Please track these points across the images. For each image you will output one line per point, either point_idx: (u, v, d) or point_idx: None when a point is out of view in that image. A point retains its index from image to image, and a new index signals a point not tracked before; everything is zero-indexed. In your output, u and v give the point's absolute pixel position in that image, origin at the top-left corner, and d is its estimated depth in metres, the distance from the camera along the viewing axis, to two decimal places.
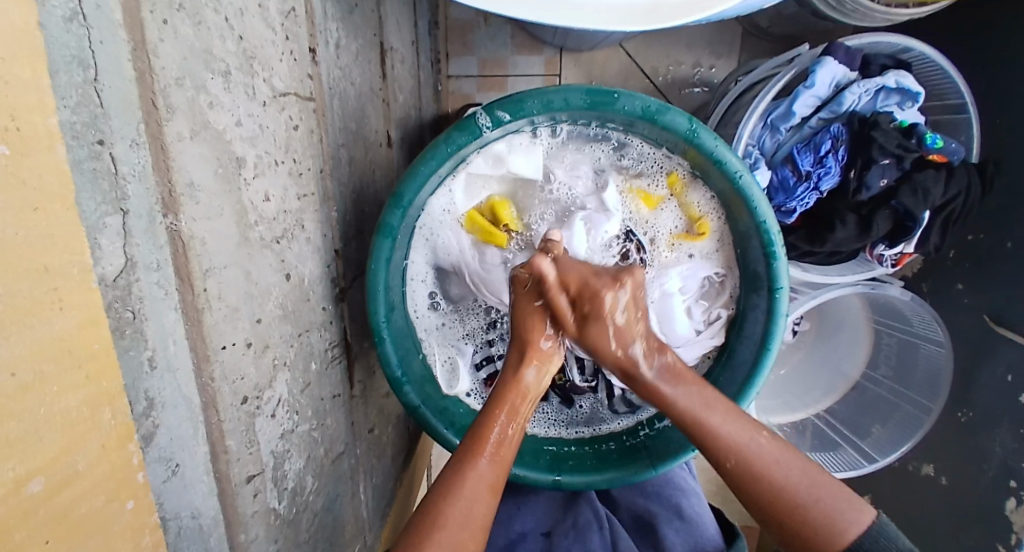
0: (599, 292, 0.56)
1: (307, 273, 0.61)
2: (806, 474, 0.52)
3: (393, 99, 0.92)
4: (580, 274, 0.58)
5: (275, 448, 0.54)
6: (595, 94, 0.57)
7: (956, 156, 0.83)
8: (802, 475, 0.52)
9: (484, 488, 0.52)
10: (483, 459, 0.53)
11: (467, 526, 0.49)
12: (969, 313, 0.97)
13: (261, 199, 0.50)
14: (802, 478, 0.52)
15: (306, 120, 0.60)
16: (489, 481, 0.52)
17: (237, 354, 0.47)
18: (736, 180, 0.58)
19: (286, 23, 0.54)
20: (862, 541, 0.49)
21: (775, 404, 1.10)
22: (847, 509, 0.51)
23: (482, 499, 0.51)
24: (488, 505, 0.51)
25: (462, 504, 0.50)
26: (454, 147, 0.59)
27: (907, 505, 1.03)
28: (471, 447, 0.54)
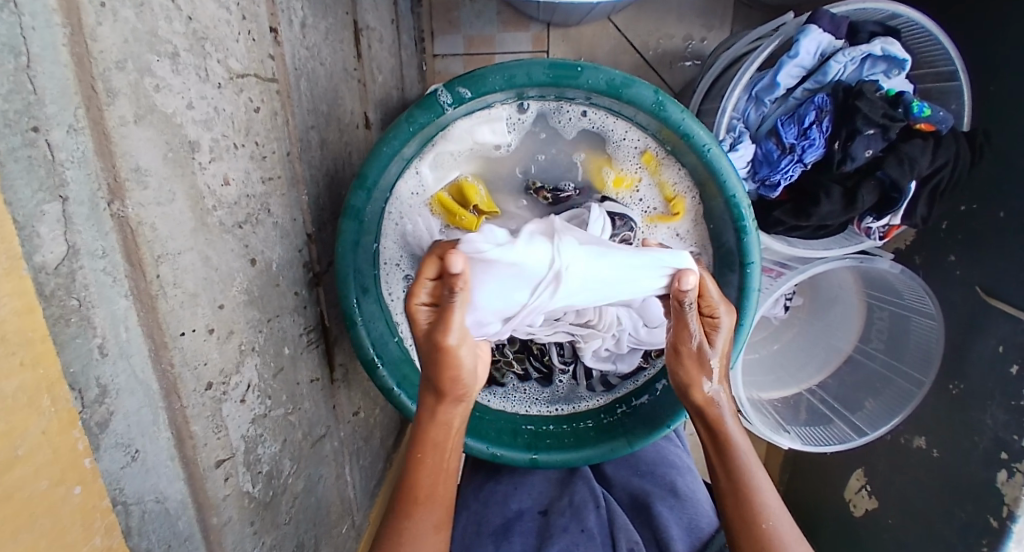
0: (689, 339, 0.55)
1: (275, 258, 0.60)
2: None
3: (371, 81, 0.91)
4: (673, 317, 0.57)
5: (246, 433, 0.54)
6: (556, 66, 0.55)
7: (944, 125, 0.78)
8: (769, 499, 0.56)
9: (429, 530, 0.58)
10: (421, 507, 0.58)
11: None
12: (961, 286, 0.95)
13: (219, 182, 0.49)
14: (771, 502, 0.56)
15: (268, 102, 0.58)
16: (433, 522, 0.58)
17: (198, 340, 0.47)
18: (705, 153, 0.57)
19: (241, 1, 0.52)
20: None
21: (768, 380, 1.10)
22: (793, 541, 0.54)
23: (432, 537, 0.58)
24: (438, 543, 0.58)
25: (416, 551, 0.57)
26: (417, 125, 0.58)
27: (898, 480, 1.02)
28: (409, 499, 0.59)
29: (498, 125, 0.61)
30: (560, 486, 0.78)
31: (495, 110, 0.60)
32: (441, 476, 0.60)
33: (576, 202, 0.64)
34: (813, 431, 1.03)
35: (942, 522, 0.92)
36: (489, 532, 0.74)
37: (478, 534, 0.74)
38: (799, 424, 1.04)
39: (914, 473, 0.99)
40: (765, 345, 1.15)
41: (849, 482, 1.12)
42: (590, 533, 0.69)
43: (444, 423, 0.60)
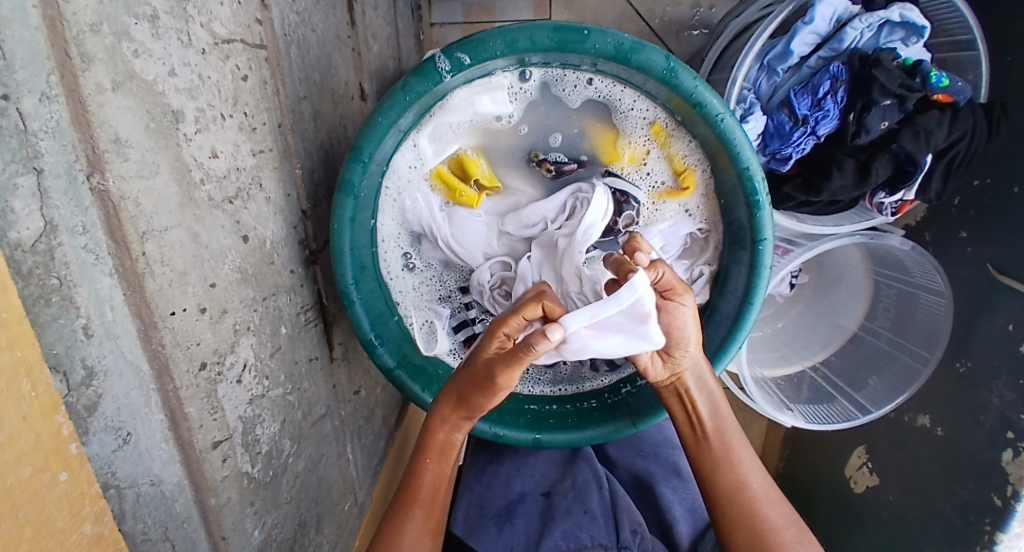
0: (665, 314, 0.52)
1: (269, 235, 0.57)
2: (808, 541, 0.56)
3: (365, 49, 0.87)
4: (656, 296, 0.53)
5: (243, 414, 0.53)
6: (561, 29, 0.51)
7: (961, 96, 0.75)
8: (750, 465, 0.59)
9: (420, 536, 0.57)
10: (417, 510, 0.57)
11: None
12: (972, 263, 0.93)
13: (207, 155, 0.46)
14: (751, 465, 0.59)
15: (257, 70, 0.55)
16: (425, 529, 0.57)
17: (189, 320, 0.45)
18: (718, 124, 0.53)
19: None
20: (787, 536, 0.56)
21: (772, 357, 1.09)
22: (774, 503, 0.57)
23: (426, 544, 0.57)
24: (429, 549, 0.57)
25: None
26: (414, 95, 0.54)
27: (901, 456, 1.02)
28: (407, 499, 0.58)
29: (499, 95, 0.58)
30: (563, 468, 0.76)
31: (495, 78, 0.57)
32: (442, 487, 0.59)
33: (581, 175, 0.63)
34: (815, 410, 1.03)
35: (944, 497, 0.93)
36: (494, 513, 0.73)
37: (481, 517, 0.73)
38: (800, 403, 1.04)
39: (917, 450, 0.99)
40: (767, 324, 1.14)
41: (850, 459, 1.12)
42: (593, 515, 0.66)
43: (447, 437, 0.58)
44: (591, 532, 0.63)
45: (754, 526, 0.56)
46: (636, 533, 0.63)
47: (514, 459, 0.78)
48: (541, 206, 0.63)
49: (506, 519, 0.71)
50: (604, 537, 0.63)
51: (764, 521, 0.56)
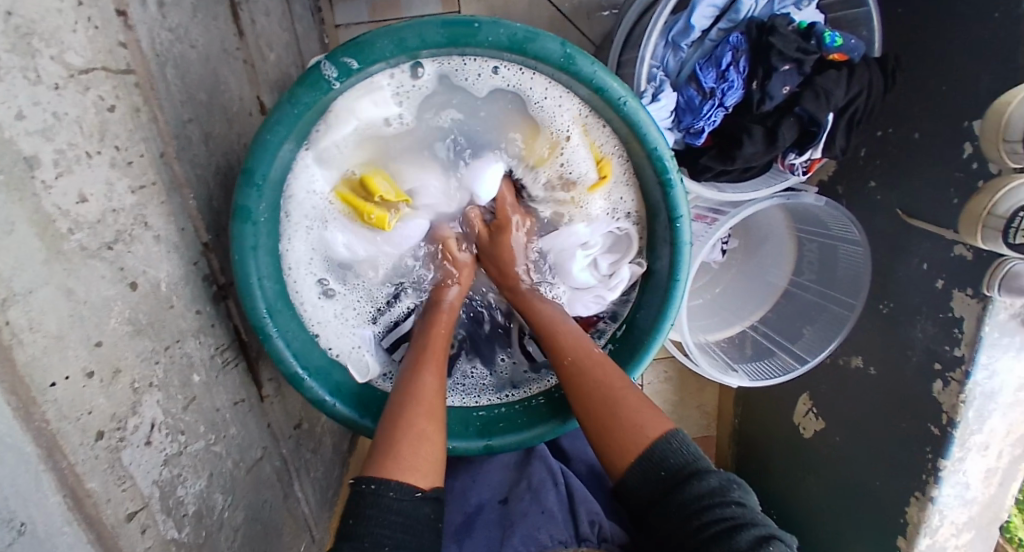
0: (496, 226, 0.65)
1: (163, 277, 0.53)
2: (662, 421, 0.54)
3: (260, 60, 0.81)
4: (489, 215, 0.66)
5: (158, 478, 0.49)
6: (450, 24, 0.49)
7: (855, 53, 0.79)
8: (611, 374, 0.58)
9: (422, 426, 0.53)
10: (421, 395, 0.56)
11: (418, 461, 0.51)
12: (882, 211, 0.98)
13: (73, 201, 0.41)
14: (611, 376, 0.58)
15: (126, 97, 0.49)
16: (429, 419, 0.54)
17: (75, 388, 0.40)
18: (621, 107, 0.53)
19: None
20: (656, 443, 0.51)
21: (712, 323, 1.14)
22: (639, 404, 0.55)
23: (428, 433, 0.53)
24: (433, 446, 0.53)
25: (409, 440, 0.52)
26: (302, 106, 0.51)
27: (840, 398, 1.08)
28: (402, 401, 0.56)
29: (379, 95, 0.55)
30: (519, 471, 0.76)
31: (381, 80, 0.54)
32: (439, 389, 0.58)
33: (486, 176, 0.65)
34: (754, 365, 1.09)
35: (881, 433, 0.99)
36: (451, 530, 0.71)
37: None
38: (742, 361, 1.10)
39: (854, 390, 1.05)
40: (708, 290, 1.18)
41: (797, 408, 1.19)
42: (550, 513, 0.66)
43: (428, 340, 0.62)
44: (549, 532, 0.63)
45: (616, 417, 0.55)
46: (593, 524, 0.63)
47: (469, 470, 0.78)
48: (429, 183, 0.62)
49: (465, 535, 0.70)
50: (562, 533, 0.63)
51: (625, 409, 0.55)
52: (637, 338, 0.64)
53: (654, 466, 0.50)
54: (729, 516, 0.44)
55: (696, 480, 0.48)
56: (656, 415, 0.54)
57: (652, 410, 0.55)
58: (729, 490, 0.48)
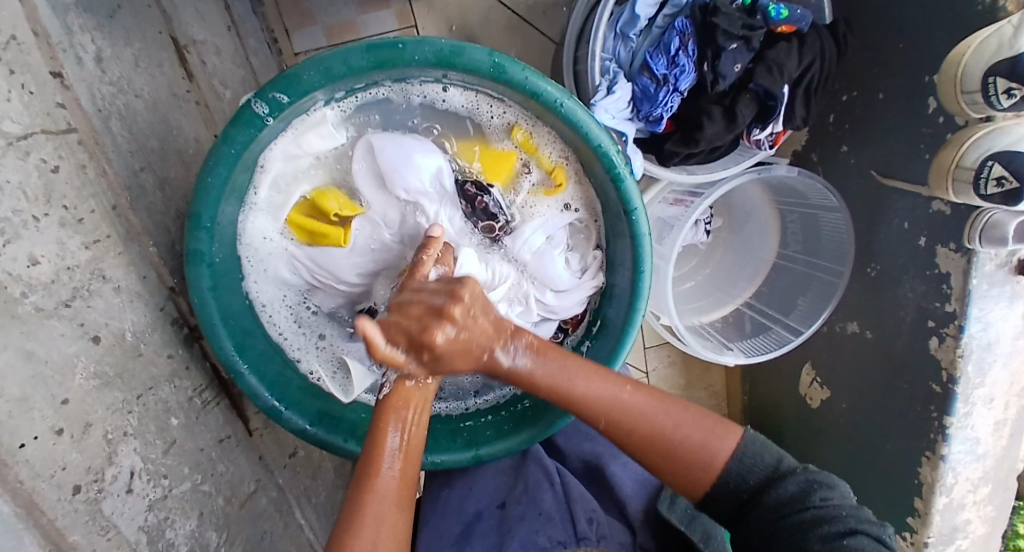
0: (430, 336, 0.41)
1: (129, 326, 0.54)
2: (734, 439, 0.52)
3: (214, 100, 0.82)
4: (422, 303, 0.43)
5: (145, 523, 0.49)
6: (374, 48, 0.49)
7: (804, 23, 0.77)
8: (668, 419, 0.51)
9: (388, 511, 0.42)
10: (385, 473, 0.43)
11: None
12: (856, 172, 0.97)
13: (25, 265, 0.42)
14: (666, 417, 0.51)
15: (70, 156, 0.50)
16: (393, 499, 0.42)
17: (46, 446, 0.41)
18: (558, 108, 0.53)
19: (5, 54, 0.44)
20: (729, 466, 0.51)
21: (702, 304, 1.14)
22: (714, 438, 0.52)
23: (390, 520, 0.42)
24: (396, 529, 0.42)
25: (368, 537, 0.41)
26: (239, 145, 0.51)
27: (843, 366, 1.07)
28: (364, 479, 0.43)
29: (325, 130, 0.56)
30: (515, 475, 0.76)
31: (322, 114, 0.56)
32: (409, 456, 0.44)
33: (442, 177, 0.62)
34: (752, 343, 1.07)
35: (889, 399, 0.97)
36: (450, 542, 0.71)
37: (442, 547, 0.71)
38: (738, 339, 1.09)
39: (854, 357, 1.04)
40: (697, 272, 1.17)
41: (801, 378, 1.17)
42: (548, 515, 0.65)
43: (409, 396, 0.45)
44: (548, 535, 0.61)
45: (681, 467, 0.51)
46: (592, 520, 0.63)
47: (465, 480, 0.77)
48: (362, 177, 0.60)
49: (464, 544, 0.69)
50: (561, 534, 0.61)
51: (690, 455, 0.51)
52: (611, 338, 0.62)
53: (735, 480, 0.51)
54: (816, 517, 0.46)
55: (775, 487, 0.50)
56: (733, 432, 0.53)
57: (726, 426, 0.53)
58: (815, 489, 0.49)
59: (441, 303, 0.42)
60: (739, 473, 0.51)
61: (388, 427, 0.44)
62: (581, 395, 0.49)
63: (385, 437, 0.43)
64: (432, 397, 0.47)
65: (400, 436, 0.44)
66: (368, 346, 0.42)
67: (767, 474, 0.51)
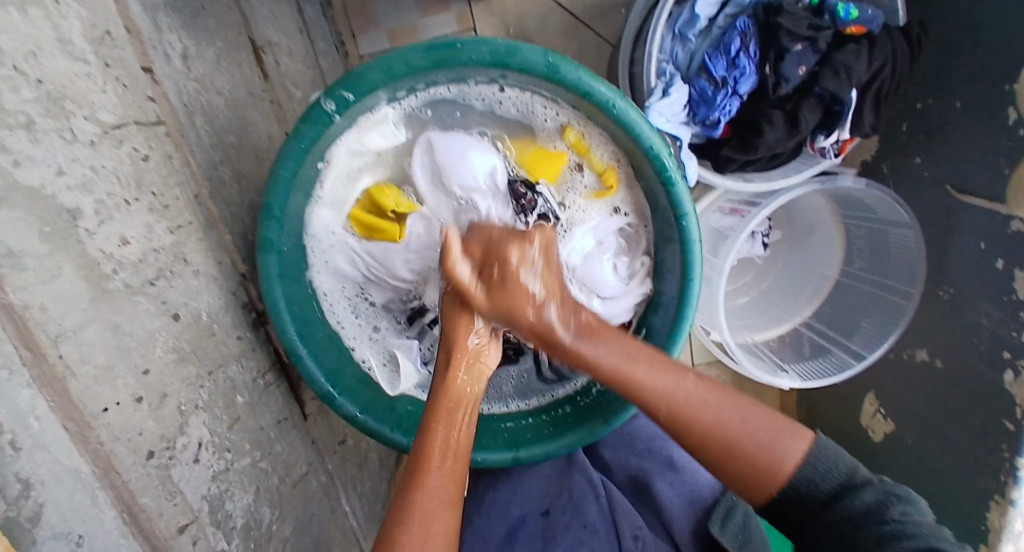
0: (504, 252, 0.50)
1: (204, 307, 0.57)
2: (803, 444, 0.50)
3: (285, 98, 0.87)
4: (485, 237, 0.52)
5: (208, 492, 0.52)
6: (433, 48, 0.51)
7: (874, 23, 0.75)
8: (734, 412, 0.50)
9: (440, 508, 0.43)
10: (434, 474, 0.45)
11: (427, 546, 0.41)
12: (929, 185, 0.92)
13: (116, 244, 0.46)
14: (733, 413, 0.50)
15: (158, 147, 0.54)
16: (444, 499, 0.44)
17: (125, 412, 0.44)
18: (611, 108, 0.53)
19: (100, 49, 0.48)
20: (799, 469, 0.49)
21: (758, 320, 1.09)
22: (783, 439, 0.50)
23: (441, 517, 0.43)
24: (447, 526, 0.43)
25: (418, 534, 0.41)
26: (308, 141, 0.54)
27: (909, 395, 1.00)
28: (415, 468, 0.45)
29: (383, 127, 0.59)
30: (558, 481, 0.74)
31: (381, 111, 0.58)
32: (458, 455, 0.47)
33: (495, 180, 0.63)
34: (809, 365, 1.03)
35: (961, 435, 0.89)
36: (495, 543, 0.69)
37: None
38: (794, 360, 1.04)
39: (922, 384, 0.97)
40: (753, 287, 1.13)
41: (863, 408, 1.10)
42: (593, 528, 0.66)
43: (459, 396, 0.51)
44: (591, 546, 0.64)
45: (749, 470, 0.50)
46: (637, 539, 0.64)
47: (513, 483, 0.78)
48: (417, 170, 0.61)
49: (510, 547, 0.68)
50: None
51: (756, 456, 0.49)
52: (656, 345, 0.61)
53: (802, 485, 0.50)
54: (888, 531, 0.44)
55: (849, 497, 0.48)
56: (803, 435, 0.51)
57: (795, 426, 0.52)
58: (891, 502, 0.47)
59: (510, 246, 0.50)
60: (807, 479, 0.50)
61: (437, 424, 0.48)
62: (640, 380, 0.50)
63: (434, 434, 0.47)
64: (481, 396, 0.53)
65: (450, 434, 0.48)
66: (445, 253, 0.52)
67: (837, 484, 0.49)
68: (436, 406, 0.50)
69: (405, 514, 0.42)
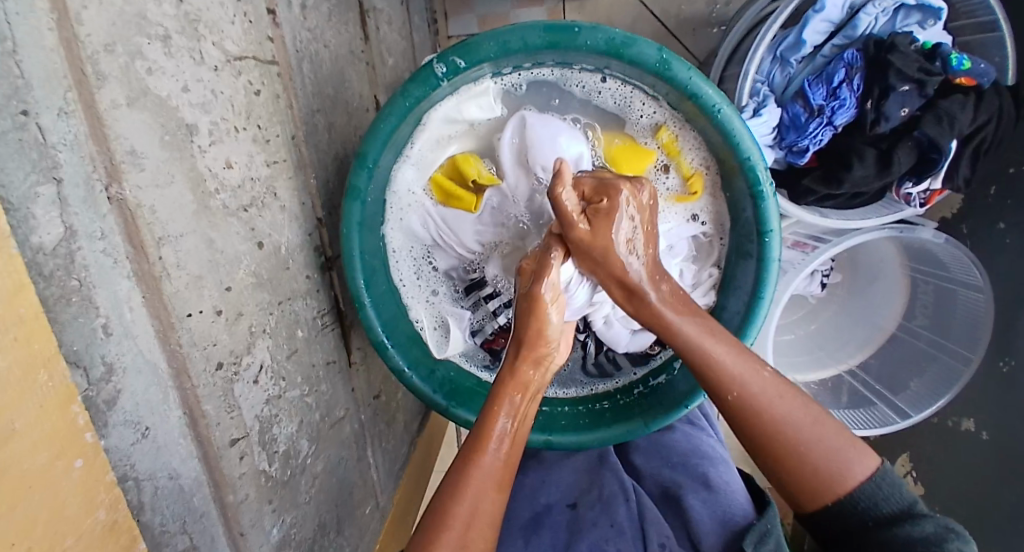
0: (572, 224, 0.53)
1: (284, 241, 0.60)
2: (870, 465, 0.49)
3: (380, 63, 0.90)
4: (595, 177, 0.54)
5: (260, 413, 0.55)
6: (552, 28, 0.52)
7: (985, 78, 0.71)
8: (804, 414, 0.49)
9: (491, 489, 0.49)
10: (491, 451, 0.50)
11: (474, 528, 0.47)
12: (1013, 253, 0.87)
13: (221, 166, 0.48)
14: (804, 416, 0.49)
15: (269, 85, 0.57)
16: (494, 481, 0.49)
17: (205, 322, 0.47)
18: (716, 114, 0.53)
19: None
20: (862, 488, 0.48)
21: (804, 360, 1.04)
22: (853, 455, 0.49)
23: (490, 498, 0.48)
24: (493, 506, 0.49)
25: (468, 506, 0.47)
26: (412, 100, 0.56)
27: (950, 464, 0.95)
28: (473, 446, 0.51)
29: (481, 99, 0.60)
30: (590, 476, 0.76)
31: (482, 84, 0.59)
32: (514, 441, 0.52)
33: None
34: (849, 414, 0.98)
35: (1008, 517, 0.85)
36: (519, 525, 0.72)
37: (509, 528, 0.72)
38: (837, 406, 1.00)
39: (965, 457, 0.92)
40: (799, 326, 1.08)
41: (893, 468, 1.03)
42: (621, 527, 0.66)
43: (523, 385, 0.54)
44: (618, 546, 0.64)
45: (804, 481, 0.49)
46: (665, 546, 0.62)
47: (540, 471, 0.78)
48: (506, 147, 0.62)
49: (533, 531, 0.71)
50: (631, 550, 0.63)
51: (817, 470, 0.49)
52: None
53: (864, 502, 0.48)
54: None
55: (908, 524, 0.46)
56: (868, 457, 0.50)
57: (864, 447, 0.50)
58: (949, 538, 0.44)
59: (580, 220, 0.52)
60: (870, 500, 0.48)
61: (502, 408, 0.52)
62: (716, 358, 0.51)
63: (497, 415, 0.52)
64: (543, 389, 0.57)
65: (509, 418, 0.52)
66: (557, 180, 0.52)
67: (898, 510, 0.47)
68: (500, 393, 0.53)
69: (460, 487, 0.48)
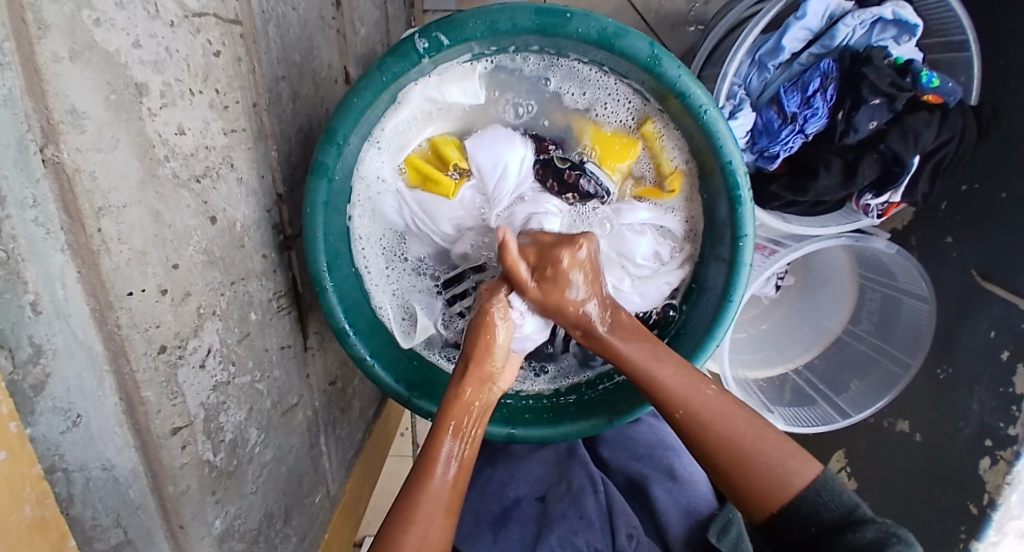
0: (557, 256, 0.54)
1: (240, 218, 0.56)
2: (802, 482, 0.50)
3: (351, 31, 0.85)
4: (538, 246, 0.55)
5: (206, 401, 0.52)
6: (543, 12, 0.50)
7: (951, 97, 0.76)
8: (744, 428, 0.51)
9: (440, 513, 0.48)
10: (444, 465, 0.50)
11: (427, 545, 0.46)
12: (957, 268, 0.93)
13: (173, 132, 0.44)
14: (743, 430, 0.51)
15: (230, 45, 0.52)
16: (443, 504, 0.48)
17: (148, 302, 0.43)
18: (701, 115, 0.52)
19: None
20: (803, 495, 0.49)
21: (753, 359, 1.08)
22: (793, 461, 0.51)
23: (440, 520, 0.48)
24: (443, 528, 0.48)
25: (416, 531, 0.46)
26: (390, 75, 0.53)
27: (881, 462, 1.02)
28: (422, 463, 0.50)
29: (459, 76, 0.58)
30: (557, 470, 0.76)
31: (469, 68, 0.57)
32: (463, 462, 0.52)
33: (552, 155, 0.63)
34: (794, 412, 1.03)
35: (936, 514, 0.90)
36: (488, 521, 0.73)
37: (477, 524, 0.71)
38: (783, 403, 1.04)
39: (898, 455, 0.99)
40: (751, 325, 1.13)
41: None
42: (589, 519, 0.67)
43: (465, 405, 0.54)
44: (587, 537, 0.65)
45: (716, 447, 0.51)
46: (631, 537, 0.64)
47: (507, 465, 0.78)
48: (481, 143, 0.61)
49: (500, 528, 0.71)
50: (598, 541, 0.65)
51: (740, 455, 0.51)
52: (680, 356, 0.62)
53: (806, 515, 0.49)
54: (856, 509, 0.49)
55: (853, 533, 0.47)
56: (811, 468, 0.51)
57: (806, 456, 0.51)
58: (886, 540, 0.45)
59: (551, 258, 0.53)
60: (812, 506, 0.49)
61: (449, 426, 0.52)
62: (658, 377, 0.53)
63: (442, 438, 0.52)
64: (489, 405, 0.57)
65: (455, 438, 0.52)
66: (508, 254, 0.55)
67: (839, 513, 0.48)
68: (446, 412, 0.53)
69: (411, 504, 0.47)
